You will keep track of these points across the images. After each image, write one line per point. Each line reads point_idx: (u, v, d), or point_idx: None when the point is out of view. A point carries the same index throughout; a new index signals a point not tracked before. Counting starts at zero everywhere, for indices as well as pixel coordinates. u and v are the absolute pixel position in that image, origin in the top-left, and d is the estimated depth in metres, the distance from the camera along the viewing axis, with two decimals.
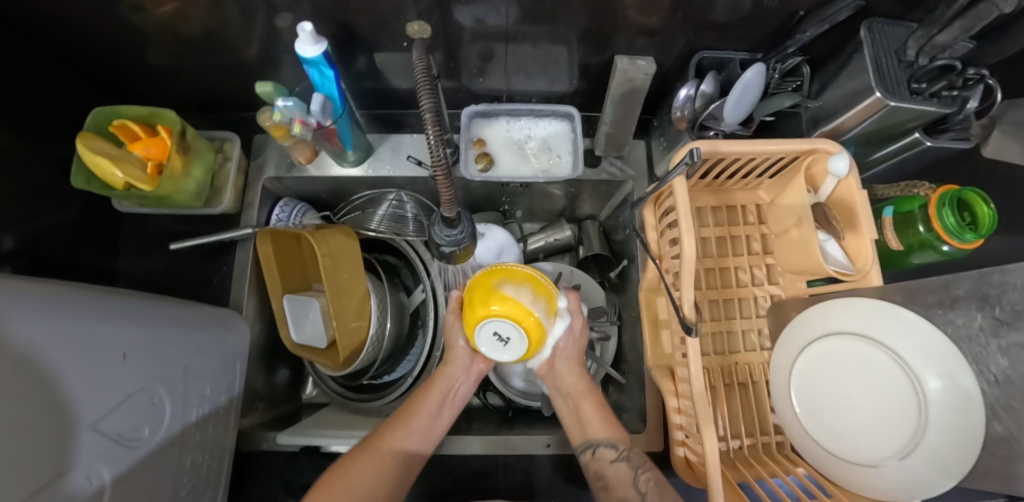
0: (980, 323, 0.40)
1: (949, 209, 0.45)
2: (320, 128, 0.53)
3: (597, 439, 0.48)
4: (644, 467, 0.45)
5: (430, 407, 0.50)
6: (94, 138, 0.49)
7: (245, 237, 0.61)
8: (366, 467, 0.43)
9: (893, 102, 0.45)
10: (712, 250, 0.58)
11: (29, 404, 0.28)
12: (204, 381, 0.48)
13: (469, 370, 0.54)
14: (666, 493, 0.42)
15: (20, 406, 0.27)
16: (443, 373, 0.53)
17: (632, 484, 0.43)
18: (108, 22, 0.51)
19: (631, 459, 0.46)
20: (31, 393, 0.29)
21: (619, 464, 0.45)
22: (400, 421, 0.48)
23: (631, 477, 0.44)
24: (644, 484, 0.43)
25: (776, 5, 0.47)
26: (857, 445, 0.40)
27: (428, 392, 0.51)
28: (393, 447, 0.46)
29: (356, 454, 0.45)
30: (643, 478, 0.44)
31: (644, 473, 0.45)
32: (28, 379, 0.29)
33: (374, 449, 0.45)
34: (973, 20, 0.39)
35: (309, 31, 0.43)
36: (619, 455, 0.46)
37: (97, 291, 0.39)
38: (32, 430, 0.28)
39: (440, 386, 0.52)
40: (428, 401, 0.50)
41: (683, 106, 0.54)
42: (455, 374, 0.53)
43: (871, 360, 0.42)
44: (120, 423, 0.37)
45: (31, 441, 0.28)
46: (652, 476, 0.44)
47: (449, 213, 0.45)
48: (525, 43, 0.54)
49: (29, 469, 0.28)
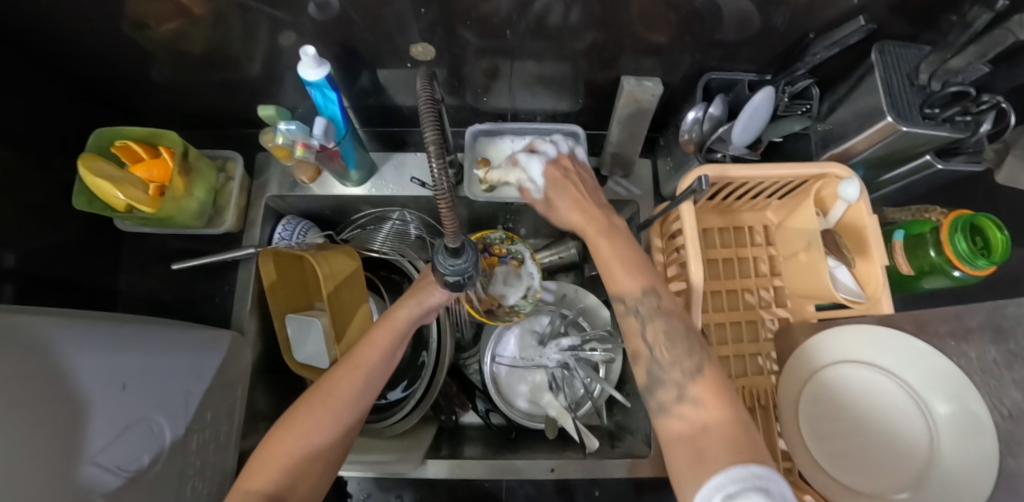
0: (994, 356, 0.39)
1: (961, 234, 0.44)
2: (324, 150, 0.51)
3: (619, 293, 0.42)
4: (655, 317, 0.40)
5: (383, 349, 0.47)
6: (95, 159, 0.49)
7: (247, 257, 0.60)
8: (314, 418, 0.41)
9: (905, 127, 0.44)
10: (718, 272, 0.57)
11: (25, 441, 0.29)
12: (207, 407, 0.47)
13: (428, 311, 0.51)
14: (676, 345, 0.39)
15: (15, 442, 0.28)
16: (398, 314, 0.48)
17: (640, 336, 0.40)
18: (110, 40, 0.50)
19: (641, 312, 0.40)
20: (25, 428, 0.29)
21: (630, 318, 0.41)
22: (351, 369, 0.45)
23: (639, 329, 0.40)
24: (653, 336, 0.39)
25: (786, 26, 0.46)
26: (867, 475, 0.40)
27: (381, 332, 0.47)
28: (341, 394, 0.43)
29: (302, 409, 0.42)
30: (651, 330, 0.39)
31: (654, 323, 0.40)
32: (24, 414, 0.29)
33: (318, 412, 0.42)
34: (988, 46, 0.39)
35: (312, 55, 0.43)
36: (630, 308, 0.41)
37: (100, 321, 0.40)
38: (32, 466, 0.28)
39: (393, 329, 0.48)
40: (378, 346, 0.47)
41: (691, 129, 0.54)
42: (412, 315, 0.49)
43: (871, 386, 0.43)
44: (118, 456, 0.36)
45: (32, 477, 0.28)
46: (661, 328, 0.39)
47: (454, 243, 0.36)
48: (529, 61, 0.54)
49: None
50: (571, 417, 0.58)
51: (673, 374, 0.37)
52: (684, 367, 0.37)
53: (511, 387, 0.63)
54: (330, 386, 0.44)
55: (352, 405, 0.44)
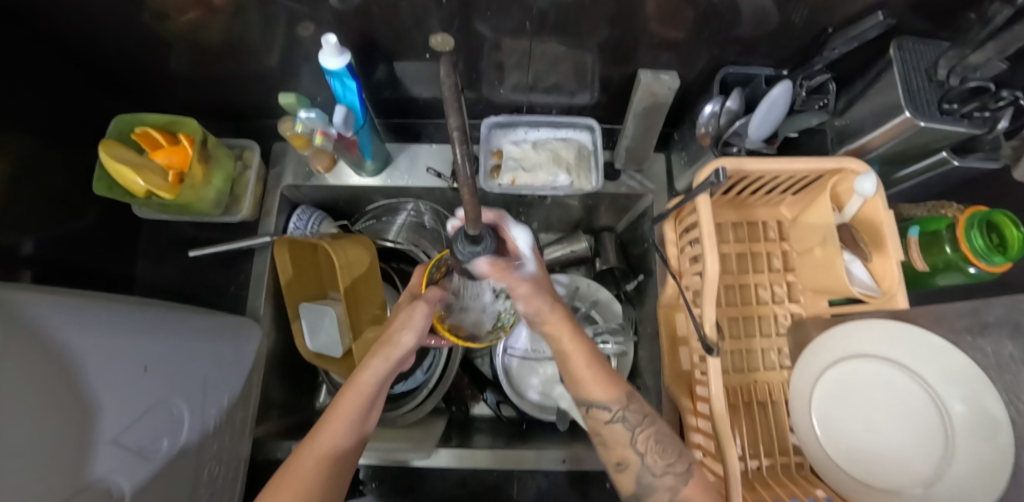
0: (1011, 351, 0.39)
1: (977, 231, 0.44)
2: (342, 139, 0.52)
3: (593, 399, 0.43)
4: (643, 425, 0.41)
5: (349, 423, 0.39)
6: (115, 145, 0.49)
7: (263, 245, 0.61)
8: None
9: (924, 121, 0.44)
10: (732, 266, 0.57)
11: (52, 427, 0.28)
12: (222, 391, 0.48)
13: (396, 370, 0.43)
14: (668, 451, 0.40)
15: (42, 421, 0.27)
16: (365, 374, 0.41)
17: (630, 445, 0.41)
18: (130, 29, 0.51)
19: (629, 419, 0.42)
20: (53, 406, 0.29)
21: (615, 426, 0.42)
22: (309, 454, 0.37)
23: (630, 438, 0.41)
24: (643, 441, 0.41)
25: (805, 22, 0.46)
26: (881, 473, 0.41)
27: (342, 404, 0.39)
28: (300, 481, 0.35)
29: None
30: (641, 437, 0.41)
31: (643, 430, 0.41)
32: (54, 392, 0.29)
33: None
34: (1009, 41, 0.39)
35: (334, 43, 0.43)
36: (615, 416, 0.42)
37: (119, 302, 0.39)
38: (56, 445, 0.28)
39: (358, 394, 0.40)
40: (343, 413, 0.39)
41: (707, 122, 0.54)
42: (376, 377, 0.41)
43: (884, 382, 0.43)
44: (140, 437, 0.37)
45: (55, 456, 0.28)
46: (652, 434, 0.41)
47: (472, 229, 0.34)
48: (545, 55, 0.54)
49: (51, 485, 0.28)
50: (582, 410, 0.58)
51: (666, 480, 0.39)
52: (675, 470, 0.39)
53: (522, 378, 0.64)
54: (289, 476, 0.36)
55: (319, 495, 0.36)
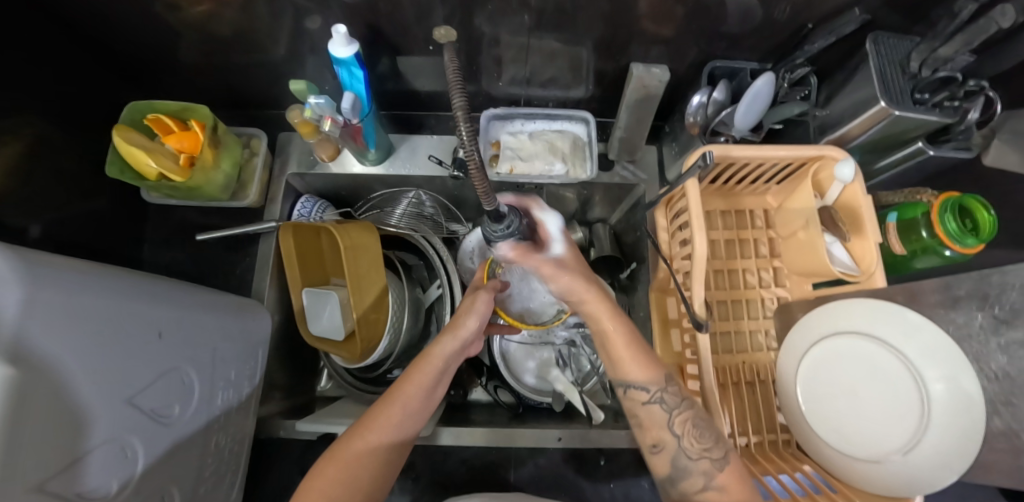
0: (980, 322, 0.41)
1: (950, 214, 0.47)
2: (347, 126, 0.54)
3: (630, 379, 0.45)
4: (681, 407, 0.43)
5: (423, 389, 0.46)
6: (128, 130, 0.51)
7: (268, 230, 0.63)
8: (355, 453, 0.42)
9: (897, 111, 0.47)
10: (720, 252, 0.60)
11: (69, 381, 0.30)
12: (229, 365, 0.49)
13: (461, 348, 0.50)
14: (705, 435, 0.42)
15: (60, 372, 0.29)
16: (438, 352, 0.48)
17: (669, 427, 0.43)
18: (145, 20, 0.53)
19: (666, 401, 0.44)
20: (71, 360, 0.30)
21: (653, 406, 0.44)
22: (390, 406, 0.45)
23: (667, 419, 0.43)
24: (682, 424, 0.43)
25: (786, 17, 0.49)
26: (866, 441, 0.42)
27: (419, 371, 0.46)
28: (381, 431, 0.44)
29: (345, 439, 0.44)
30: (679, 419, 0.43)
31: (680, 413, 0.43)
32: (69, 346, 0.30)
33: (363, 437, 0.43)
34: (974, 34, 0.41)
35: (343, 33, 0.46)
36: (653, 397, 0.44)
37: (133, 272, 0.41)
38: (72, 397, 0.30)
39: (433, 367, 0.47)
40: (418, 383, 0.46)
41: (696, 112, 0.57)
42: (449, 351, 0.48)
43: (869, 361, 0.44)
44: (153, 400, 0.38)
45: (71, 407, 0.30)
46: (689, 417, 0.43)
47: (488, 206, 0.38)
48: (542, 49, 0.56)
49: (65, 433, 0.29)
50: (578, 391, 0.61)
51: (701, 465, 0.41)
52: (712, 456, 0.41)
53: (519, 363, 0.66)
54: (370, 421, 0.44)
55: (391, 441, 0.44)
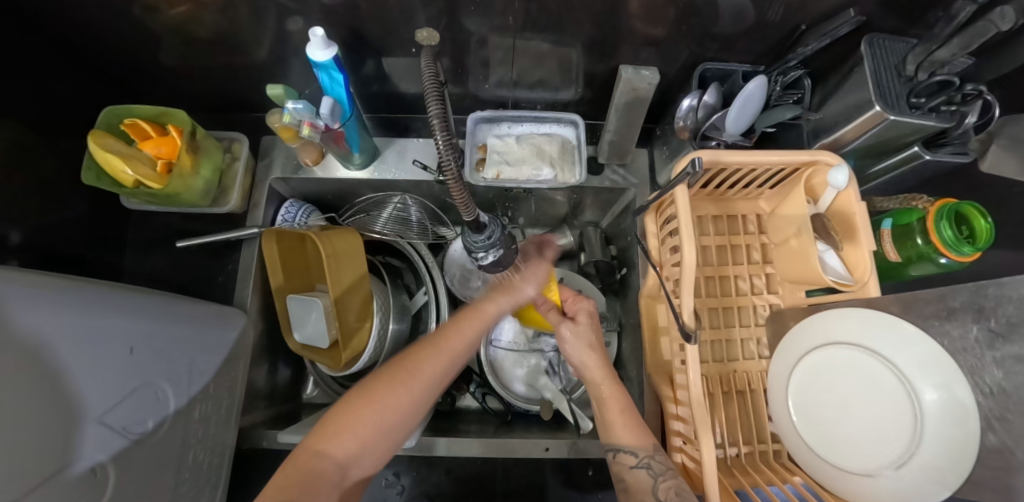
0: (975, 335, 0.40)
1: (946, 223, 0.46)
2: (328, 131, 0.53)
3: (619, 443, 0.45)
4: (667, 475, 0.41)
5: (466, 339, 0.47)
6: (104, 135, 0.49)
7: (252, 236, 0.62)
8: (389, 401, 0.40)
9: (892, 115, 0.46)
10: (712, 259, 0.59)
11: (31, 404, 0.29)
12: (208, 377, 0.48)
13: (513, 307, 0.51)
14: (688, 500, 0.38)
15: (17, 395, 0.28)
16: (489, 308, 0.49)
17: (652, 491, 0.40)
18: (121, 22, 0.51)
19: (653, 467, 0.42)
20: (29, 383, 0.29)
21: (640, 471, 0.42)
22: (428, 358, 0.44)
23: (652, 485, 0.40)
24: (666, 493, 0.39)
25: (779, 19, 0.48)
26: (856, 452, 0.41)
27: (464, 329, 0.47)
28: (431, 365, 0.44)
29: (378, 383, 0.41)
30: (664, 486, 0.40)
31: (666, 480, 0.40)
32: (28, 367, 0.29)
33: (417, 369, 0.43)
34: (971, 38, 0.40)
35: (321, 36, 0.44)
36: (641, 462, 0.43)
37: (103, 286, 0.40)
38: (34, 419, 0.29)
39: (479, 320, 0.49)
40: (465, 331, 0.47)
41: (685, 116, 0.55)
42: (497, 311, 0.50)
43: (854, 368, 0.43)
44: (125, 417, 0.37)
45: (33, 429, 0.29)
46: (674, 485, 0.40)
47: (468, 217, 0.37)
48: (529, 51, 0.55)
49: (30, 458, 0.28)
50: (566, 400, 0.60)
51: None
52: None
53: (508, 371, 0.65)
54: (408, 375, 0.42)
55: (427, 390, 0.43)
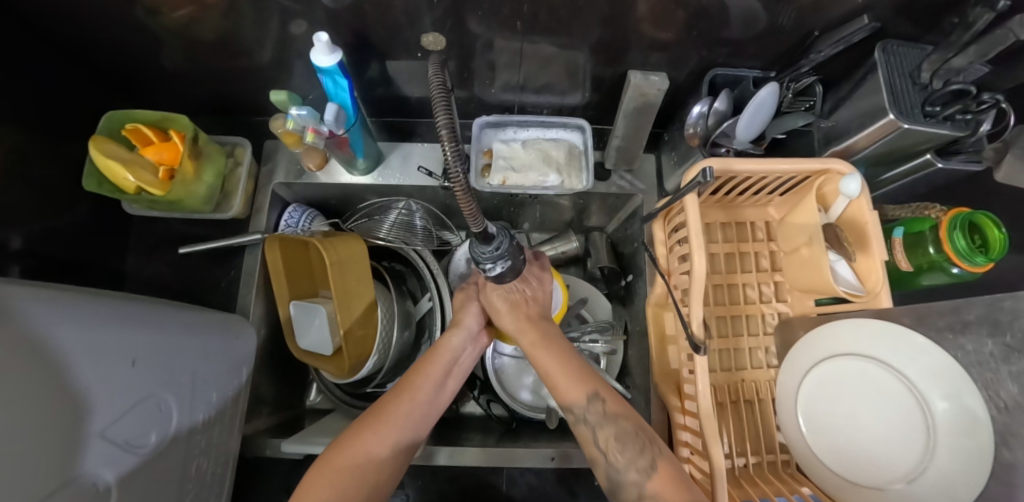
0: (991, 349, 0.40)
1: (960, 232, 0.45)
2: (332, 137, 0.52)
3: (563, 399, 0.44)
4: (604, 424, 0.41)
5: (434, 381, 0.49)
6: (106, 141, 0.49)
7: (254, 243, 0.61)
8: (368, 439, 0.43)
9: (907, 124, 0.45)
10: (720, 266, 0.58)
11: (39, 419, 0.28)
12: (211, 387, 0.48)
13: (473, 338, 0.54)
14: (630, 446, 0.40)
15: (28, 411, 0.28)
16: (449, 344, 0.52)
17: (594, 443, 0.42)
18: (123, 25, 0.51)
19: (591, 419, 0.42)
20: (38, 397, 0.29)
21: (582, 425, 0.42)
22: (403, 396, 0.47)
23: (592, 437, 0.42)
24: (605, 441, 0.41)
25: (791, 24, 0.47)
26: (870, 465, 0.40)
27: (431, 368, 0.50)
28: (402, 414, 0.45)
29: (357, 431, 0.43)
30: (603, 437, 0.41)
31: (604, 430, 0.41)
32: (37, 383, 0.29)
33: (378, 428, 0.43)
34: (989, 45, 0.40)
35: (325, 41, 0.44)
36: (580, 418, 0.42)
37: (102, 297, 0.39)
38: (41, 435, 0.28)
39: (445, 359, 0.51)
40: (432, 374, 0.49)
41: (696, 123, 0.54)
42: (459, 344, 0.52)
43: (850, 374, 0.44)
44: (127, 431, 0.37)
45: (40, 445, 0.28)
46: (613, 434, 0.41)
47: (477, 228, 0.35)
48: (536, 54, 0.54)
49: (40, 475, 0.28)
50: None
51: (631, 476, 0.39)
52: (639, 466, 0.39)
53: (514, 378, 0.65)
54: (384, 415, 0.45)
55: (404, 431, 0.45)
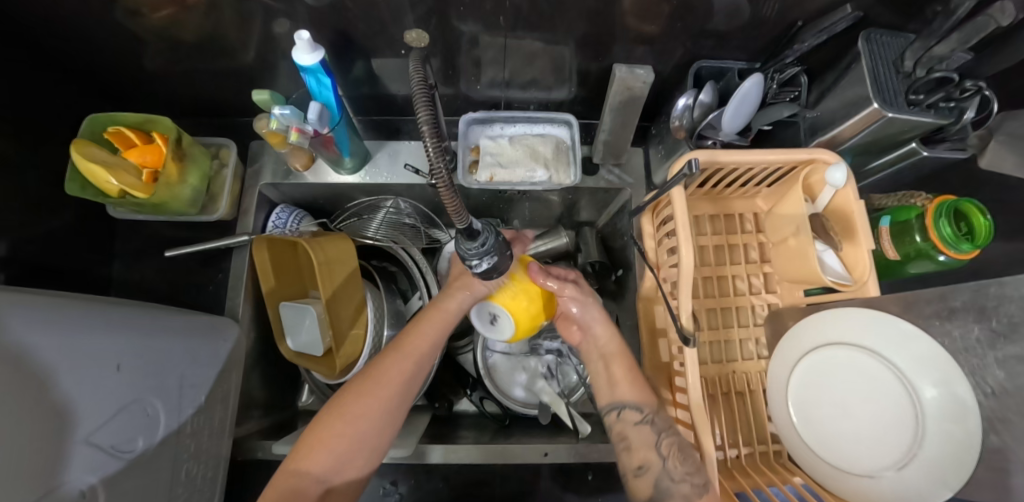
0: (977, 335, 0.40)
1: (946, 219, 0.45)
2: (318, 136, 0.52)
3: (625, 401, 0.50)
4: (667, 432, 0.45)
5: (428, 338, 0.51)
6: (88, 145, 0.48)
7: (242, 244, 0.61)
8: (339, 429, 0.44)
9: (891, 112, 0.45)
10: (710, 258, 0.58)
11: (23, 427, 0.28)
12: (199, 390, 0.48)
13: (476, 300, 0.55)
14: (688, 460, 0.42)
15: (10, 419, 0.27)
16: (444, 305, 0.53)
17: (655, 447, 0.45)
18: (103, 27, 0.50)
19: (656, 423, 0.47)
20: (20, 405, 0.28)
21: (643, 426, 0.47)
22: (397, 356, 0.49)
23: (655, 441, 0.45)
24: (666, 447, 0.44)
25: (774, 15, 0.47)
26: (858, 453, 0.40)
27: (375, 387, 0.47)
28: (395, 373, 0.48)
29: (352, 392, 0.47)
30: (666, 442, 0.44)
31: (667, 437, 0.45)
32: (20, 391, 0.29)
33: (373, 386, 0.47)
34: (970, 33, 0.39)
35: (307, 39, 0.43)
36: (645, 417, 0.47)
37: (86, 300, 0.38)
38: (23, 442, 0.28)
39: (441, 318, 0.53)
40: (425, 333, 0.52)
41: (682, 115, 0.54)
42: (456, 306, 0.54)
43: (834, 369, 0.44)
44: (113, 435, 0.36)
45: (23, 452, 0.28)
46: (675, 440, 0.44)
47: (461, 224, 0.35)
48: (521, 50, 0.54)
49: (23, 485, 0.28)
50: (563, 404, 0.61)
51: (682, 487, 0.40)
52: (694, 481, 0.40)
53: (507, 377, 0.65)
54: (378, 375, 0.48)
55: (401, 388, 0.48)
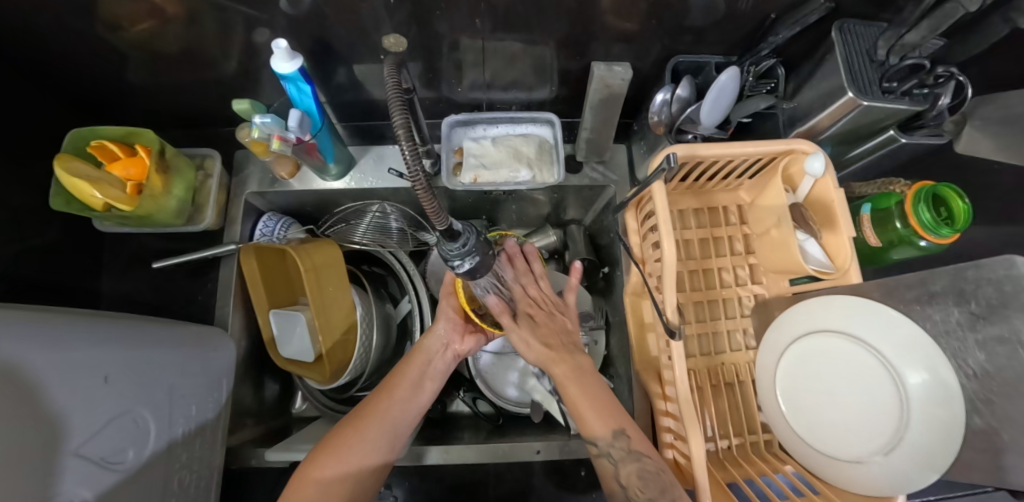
0: (957, 318, 0.40)
1: (925, 205, 0.46)
2: (301, 143, 0.52)
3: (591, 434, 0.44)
4: (627, 461, 0.42)
5: (411, 378, 0.53)
6: (72, 159, 0.49)
7: (229, 254, 0.61)
8: (322, 466, 0.44)
9: (866, 101, 0.45)
10: (694, 252, 0.59)
11: (15, 440, 0.28)
12: (190, 400, 0.48)
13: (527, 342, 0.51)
14: (651, 484, 0.40)
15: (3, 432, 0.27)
16: (423, 345, 0.56)
17: (616, 478, 0.43)
18: (84, 42, 0.50)
19: (613, 455, 0.43)
20: (13, 419, 0.28)
21: (603, 461, 0.43)
22: (382, 395, 0.51)
23: (615, 471, 0.43)
24: (627, 478, 0.41)
25: (749, 8, 0.47)
26: (841, 440, 0.41)
27: (371, 425, 0.48)
28: (382, 412, 0.49)
29: (340, 433, 0.47)
30: (625, 473, 0.42)
31: (626, 466, 0.42)
32: (11, 404, 0.29)
33: (359, 425, 0.47)
34: (939, 19, 0.40)
35: (284, 47, 0.43)
36: (602, 451, 0.43)
37: (70, 314, 0.38)
38: (18, 453, 0.28)
39: (419, 358, 0.55)
40: (408, 373, 0.53)
41: (660, 110, 0.56)
42: (433, 344, 0.56)
43: (823, 359, 0.44)
44: (103, 447, 0.36)
45: (20, 463, 0.28)
46: (634, 470, 0.41)
47: (442, 226, 0.35)
48: (502, 52, 0.54)
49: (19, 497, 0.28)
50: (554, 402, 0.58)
51: None
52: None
53: (499, 376, 0.65)
54: (367, 411, 0.49)
55: (387, 430, 0.48)
